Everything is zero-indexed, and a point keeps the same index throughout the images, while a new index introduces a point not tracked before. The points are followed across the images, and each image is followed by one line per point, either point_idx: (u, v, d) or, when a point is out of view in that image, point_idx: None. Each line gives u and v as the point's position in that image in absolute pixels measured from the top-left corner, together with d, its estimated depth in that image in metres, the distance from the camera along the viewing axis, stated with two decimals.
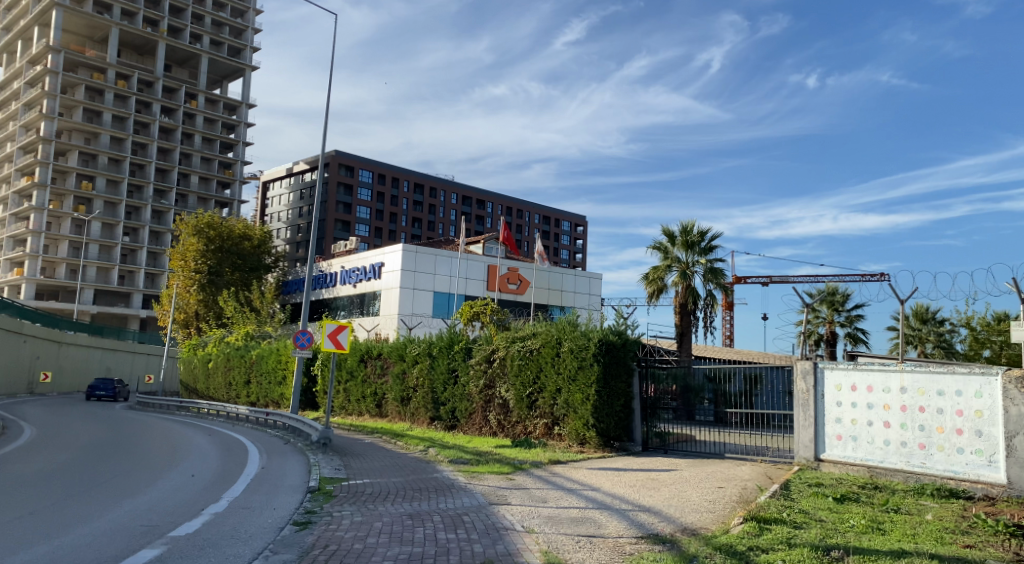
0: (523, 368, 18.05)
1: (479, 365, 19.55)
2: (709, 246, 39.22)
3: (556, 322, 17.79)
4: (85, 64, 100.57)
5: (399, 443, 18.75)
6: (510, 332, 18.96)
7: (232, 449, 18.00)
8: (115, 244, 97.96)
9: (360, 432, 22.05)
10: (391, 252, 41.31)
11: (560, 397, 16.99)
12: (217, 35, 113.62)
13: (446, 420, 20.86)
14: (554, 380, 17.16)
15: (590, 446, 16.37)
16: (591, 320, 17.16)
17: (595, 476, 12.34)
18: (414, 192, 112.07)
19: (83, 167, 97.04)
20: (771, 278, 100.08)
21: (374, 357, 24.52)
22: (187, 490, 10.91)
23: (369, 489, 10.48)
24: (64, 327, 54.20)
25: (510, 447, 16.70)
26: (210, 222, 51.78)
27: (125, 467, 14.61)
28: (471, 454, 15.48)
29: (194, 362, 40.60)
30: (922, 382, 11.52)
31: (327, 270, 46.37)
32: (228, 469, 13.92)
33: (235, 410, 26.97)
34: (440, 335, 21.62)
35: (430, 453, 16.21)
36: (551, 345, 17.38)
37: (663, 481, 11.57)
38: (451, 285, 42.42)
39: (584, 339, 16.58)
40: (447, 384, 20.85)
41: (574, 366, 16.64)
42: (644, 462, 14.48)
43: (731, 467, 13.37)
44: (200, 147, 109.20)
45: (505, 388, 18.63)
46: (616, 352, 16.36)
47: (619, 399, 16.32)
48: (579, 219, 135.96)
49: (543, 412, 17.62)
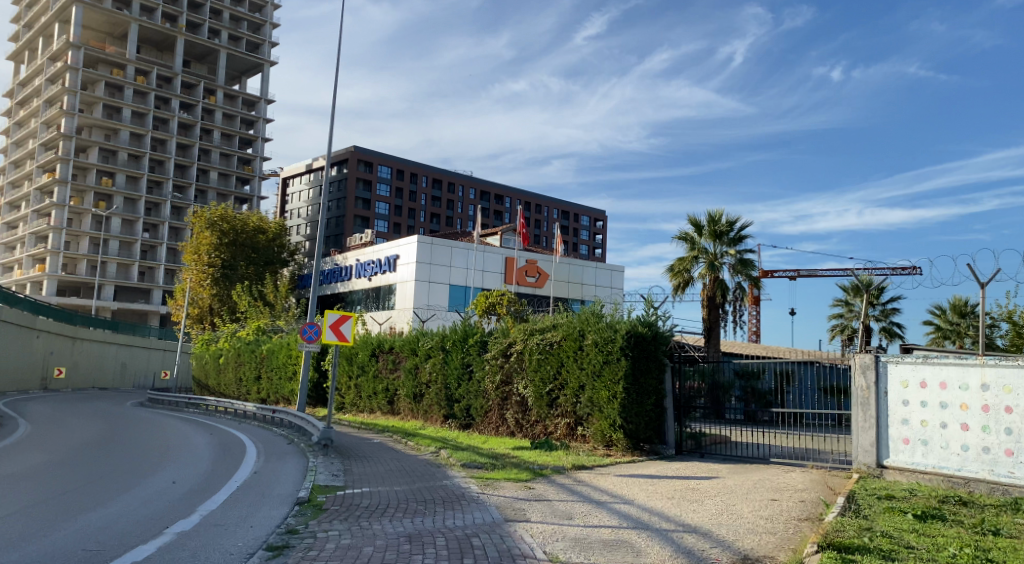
0: (543, 363, 16.56)
1: (495, 360, 18.11)
2: (737, 236, 37.52)
3: (579, 312, 16.26)
4: (105, 60, 100.42)
5: (409, 443, 17.38)
6: (529, 323, 17.52)
7: (229, 450, 16.57)
8: (135, 240, 97.81)
9: (369, 430, 20.69)
10: (407, 245, 40.00)
11: (584, 395, 15.43)
12: (236, 30, 113.10)
13: (460, 418, 19.48)
14: (576, 375, 15.62)
15: (618, 448, 14.82)
16: (616, 310, 15.61)
17: (626, 485, 10.87)
18: (433, 187, 110.94)
19: (103, 163, 96.91)
20: (798, 272, 97.65)
21: (386, 351, 23.19)
22: (160, 501, 9.49)
23: (368, 501, 9.07)
24: (79, 322, 53.54)
25: (528, 449, 15.22)
26: (223, 215, 50.74)
27: (108, 468, 13.23)
28: (487, 457, 14.02)
29: (206, 358, 39.64)
30: (1009, 378, 9.90)
31: (341, 264, 45.19)
32: (216, 474, 12.50)
33: (242, 408, 25.74)
34: (453, 327, 20.18)
35: (441, 455, 14.76)
36: (573, 339, 15.87)
37: (705, 493, 10.05)
38: (468, 278, 41.12)
39: (610, 332, 14.99)
40: (462, 380, 19.45)
41: (599, 361, 15.07)
42: (681, 467, 12.94)
43: (779, 476, 11.77)
44: (220, 142, 108.67)
45: (523, 384, 17.17)
46: (645, 346, 14.78)
47: (650, 397, 14.76)
48: (599, 214, 134.08)
49: (565, 411, 16.10)
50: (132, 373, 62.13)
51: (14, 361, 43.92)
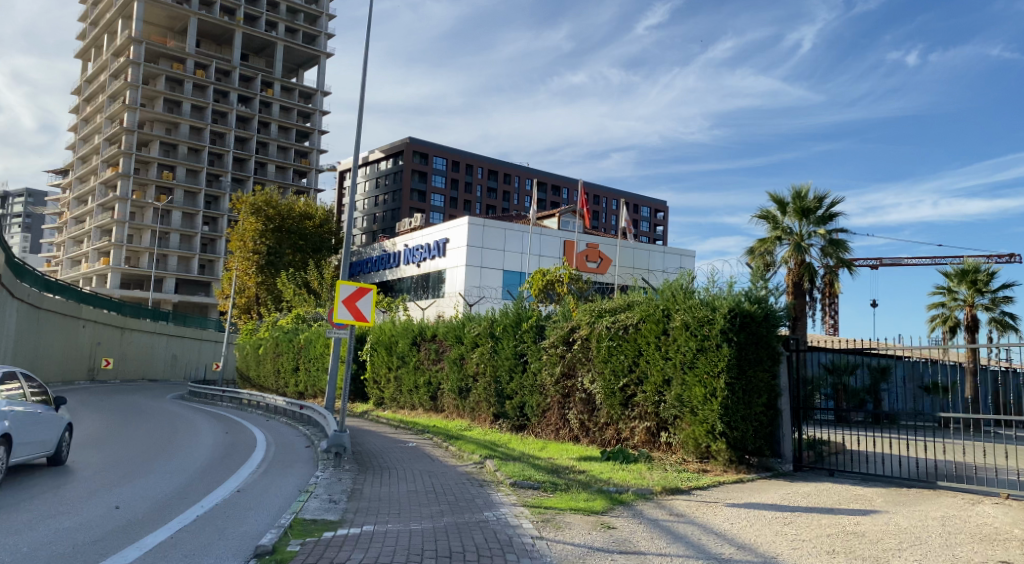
0: (615, 353, 13.16)
1: (554, 349, 14.79)
2: (827, 215, 33.27)
3: (660, 289, 12.80)
4: (166, 55, 100.26)
5: (450, 449, 14.10)
6: (597, 303, 14.13)
7: (231, 458, 13.58)
8: (195, 232, 97.88)
9: (407, 431, 17.63)
10: (457, 227, 37.06)
11: (670, 393, 11.93)
12: (293, 22, 111.98)
13: (513, 418, 16.28)
14: (660, 367, 12.13)
15: (717, 463, 11.27)
16: (709, 284, 12.14)
17: (750, 526, 7.49)
18: (488, 178, 107.64)
19: (164, 157, 96.92)
20: (880, 264, 90.64)
21: (428, 339, 20.09)
22: (59, 546, 6.42)
23: (367, 555, 5.87)
24: (128, 312, 52.49)
25: (598, 462, 11.87)
26: (269, 200, 48.63)
27: (64, 476, 10.37)
28: (545, 473, 10.66)
29: (248, 348, 37.57)
30: None
31: (390, 250, 42.40)
32: (190, 492, 9.45)
33: (272, 402, 23.13)
34: (504, 310, 16.87)
35: (487, 469, 11.40)
36: (655, 320, 12.39)
37: (889, 548, 6.52)
38: (524, 263, 37.99)
39: (706, 311, 11.46)
40: (514, 373, 16.17)
41: (691, 349, 11.52)
42: (819, 493, 9.47)
43: (971, 512, 8.11)
44: (277, 135, 107.89)
45: (589, 379, 13.83)
46: (754, 329, 11.24)
47: (760, 397, 11.21)
48: (660, 204, 129.11)
49: (644, 412, 12.63)
50: (183, 365, 61.31)
51: (61, 352, 42.55)
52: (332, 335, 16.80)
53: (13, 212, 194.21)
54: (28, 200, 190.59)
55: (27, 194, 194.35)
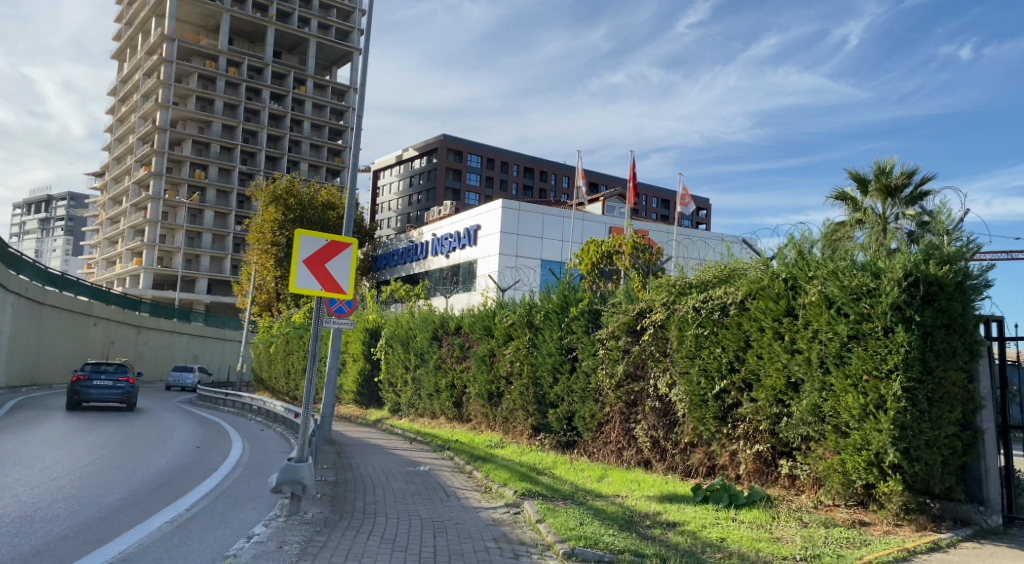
0: (707, 343, 9.20)
1: (614, 343, 10.89)
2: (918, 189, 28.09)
3: (773, 254, 8.87)
4: (199, 53, 98.10)
5: (473, 478, 10.13)
6: (674, 277, 10.23)
7: (176, 485, 9.92)
8: (228, 232, 95.87)
9: (422, 447, 13.82)
10: (488, 212, 33.33)
11: (805, 403, 7.86)
12: (325, 18, 108.84)
13: (560, 433, 12.38)
14: (783, 365, 8.13)
15: (885, 514, 7.23)
16: (858, 240, 8.15)
17: None
18: (524, 175, 103.52)
19: (197, 155, 94.85)
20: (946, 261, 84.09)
21: (452, 332, 16.31)
22: None
23: None
24: (144, 310, 49.75)
25: (693, 508, 7.92)
26: (289, 188, 45.40)
27: None
28: (614, 529, 6.73)
29: (262, 347, 34.40)
30: None
31: (417, 241, 38.85)
32: (37, 556, 5.77)
33: (272, 409, 19.67)
34: (545, 293, 13.00)
35: (525, 518, 7.44)
36: (775, 297, 8.38)
37: None
38: (564, 252, 34.33)
39: (865, 277, 7.46)
40: (560, 375, 12.29)
41: (842, 334, 7.49)
42: None
43: None
44: (310, 134, 105.19)
45: (666, 382, 9.86)
46: (942, 305, 7.19)
47: (953, 408, 7.13)
48: (704, 202, 124.08)
49: (752, 432, 8.62)
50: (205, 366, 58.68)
51: (68, 352, 39.56)
52: (335, 331, 12.89)
53: (56, 217, 196.85)
54: (70, 204, 191.46)
55: (70, 199, 196.11)
